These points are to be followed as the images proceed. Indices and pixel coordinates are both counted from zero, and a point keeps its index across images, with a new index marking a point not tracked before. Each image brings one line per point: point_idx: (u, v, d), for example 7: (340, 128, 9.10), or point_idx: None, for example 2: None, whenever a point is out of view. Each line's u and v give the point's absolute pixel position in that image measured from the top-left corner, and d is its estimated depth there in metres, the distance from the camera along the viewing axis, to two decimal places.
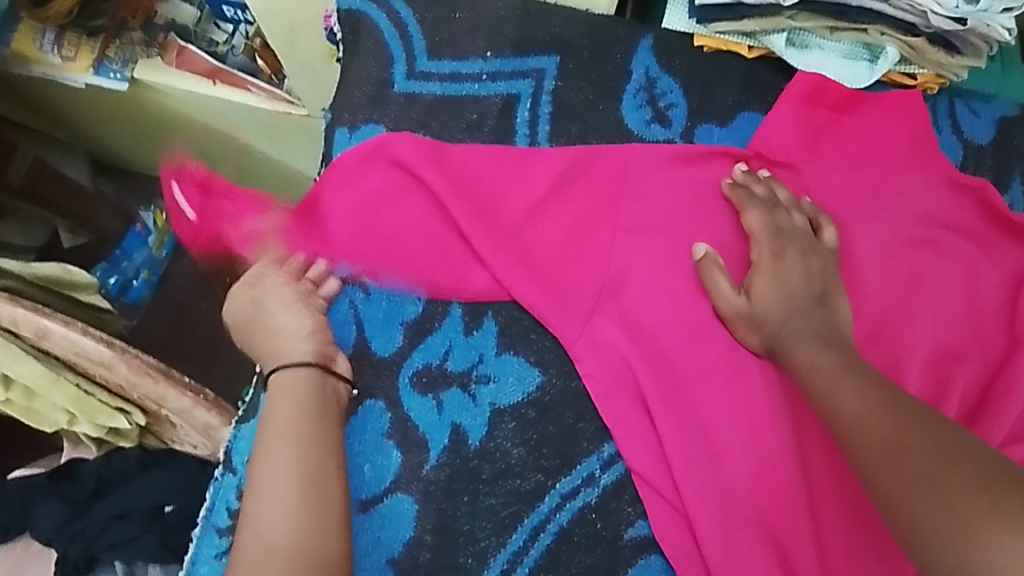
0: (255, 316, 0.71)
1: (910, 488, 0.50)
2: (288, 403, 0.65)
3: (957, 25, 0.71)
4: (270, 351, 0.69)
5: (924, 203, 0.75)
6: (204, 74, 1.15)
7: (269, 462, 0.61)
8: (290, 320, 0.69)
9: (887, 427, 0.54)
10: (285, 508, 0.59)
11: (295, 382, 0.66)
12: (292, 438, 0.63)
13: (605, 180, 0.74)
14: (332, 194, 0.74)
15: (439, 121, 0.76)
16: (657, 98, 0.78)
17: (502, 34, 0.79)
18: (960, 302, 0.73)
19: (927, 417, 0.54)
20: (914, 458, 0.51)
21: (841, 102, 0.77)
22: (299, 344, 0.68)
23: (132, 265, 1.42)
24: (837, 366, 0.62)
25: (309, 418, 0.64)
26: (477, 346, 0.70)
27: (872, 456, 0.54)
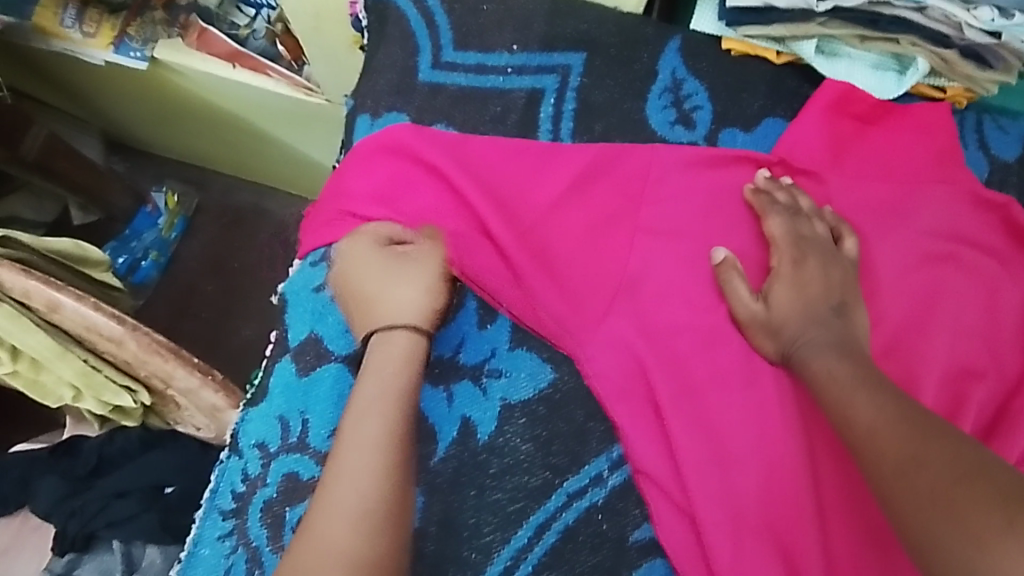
0: (371, 262, 0.66)
1: (923, 502, 0.49)
2: (379, 373, 0.60)
3: (991, 38, 0.70)
4: (378, 302, 0.64)
5: (947, 218, 0.74)
6: (224, 58, 1.13)
7: (350, 434, 0.57)
8: (407, 276, 0.65)
9: (902, 437, 0.54)
10: (367, 471, 0.55)
11: (398, 343, 0.62)
12: (381, 411, 0.58)
13: (627, 179, 0.73)
14: (344, 181, 0.73)
15: (463, 112, 0.76)
16: (683, 100, 0.78)
17: (530, 28, 0.78)
18: (979, 319, 0.72)
19: (943, 431, 0.53)
20: (929, 472, 0.50)
21: (868, 112, 0.76)
22: (418, 303, 0.64)
23: (141, 245, 1.42)
24: (854, 374, 0.61)
25: (400, 393, 0.59)
26: (491, 340, 0.70)
27: (885, 469, 0.53)
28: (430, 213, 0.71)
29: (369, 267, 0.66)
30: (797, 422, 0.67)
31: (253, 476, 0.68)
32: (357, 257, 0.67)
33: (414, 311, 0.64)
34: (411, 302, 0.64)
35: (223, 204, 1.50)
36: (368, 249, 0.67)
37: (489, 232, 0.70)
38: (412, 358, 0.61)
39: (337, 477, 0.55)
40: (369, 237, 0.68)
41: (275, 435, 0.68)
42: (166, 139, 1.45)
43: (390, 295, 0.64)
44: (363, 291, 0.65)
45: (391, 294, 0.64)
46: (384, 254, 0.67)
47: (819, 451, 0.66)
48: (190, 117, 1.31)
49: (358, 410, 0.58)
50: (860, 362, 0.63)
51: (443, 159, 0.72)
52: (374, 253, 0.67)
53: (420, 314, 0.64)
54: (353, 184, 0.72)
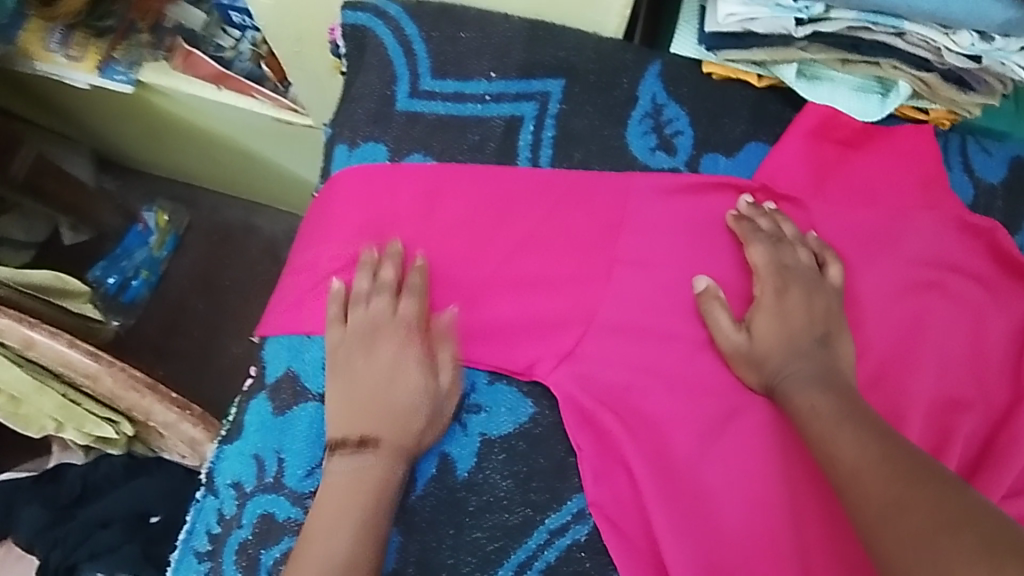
0: (386, 349, 0.66)
1: (906, 549, 0.48)
2: (393, 373, 0.65)
3: (971, 62, 0.69)
4: (377, 406, 0.64)
5: (932, 246, 0.73)
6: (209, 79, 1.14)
7: (319, 537, 0.60)
8: (410, 389, 0.65)
9: (889, 483, 0.53)
10: (373, 474, 0.62)
11: (378, 460, 0.63)
12: (397, 400, 0.64)
13: (606, 207, 0.73)
14: (300, 246, 0.75)
15: (441, 141, 0.75)
16: (663, 126, 0.77)
17: (508, 55, 0.77)
18: (965, 349, 0.71)
19: (931, 472, 0.52)
20: (913, 515, 0.49)
21: (850, 137, 0.76)
22: (418, 425, 0.64)
23: (131, 264, 1.41)
24: (840, 410, 0.61)
25: (377, 502, 0.62)
26: (470, 374, 0.69)
27: (870, 514, 0.52)
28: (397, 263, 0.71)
29: (377, 358, 0.66)
30: (780, 456, 0.66)
31: (229, 516, 0.67)
32: (371, 330, 0.66)
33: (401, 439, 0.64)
34: (411, 422, 0.64)
35: (212, 222, 1.49)
36: (392, 352, 0.66)
37: (467, 264, 0.71)
38: (386, 474, 0.63)
39: (337, 480, 0.63)
40: (391, 319, 0.67)
41: (250, 474, 0.66)
42: (155, 158, 1.44)
43: (392, 408, 0.64)
44: (359, 387, 0.65)
45: (390, 408, 0.64)
46: (391, 348, 0.66)
47: (801, 487, 0.66)
48: (177, 137, 1.31)
49: (328, 513, 0.61)
50: (844, 395, 0.62)
51: (414, 193, 0.73)
52: (385, 338, 0.66)
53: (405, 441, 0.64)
54: (308, 245, 0.74)
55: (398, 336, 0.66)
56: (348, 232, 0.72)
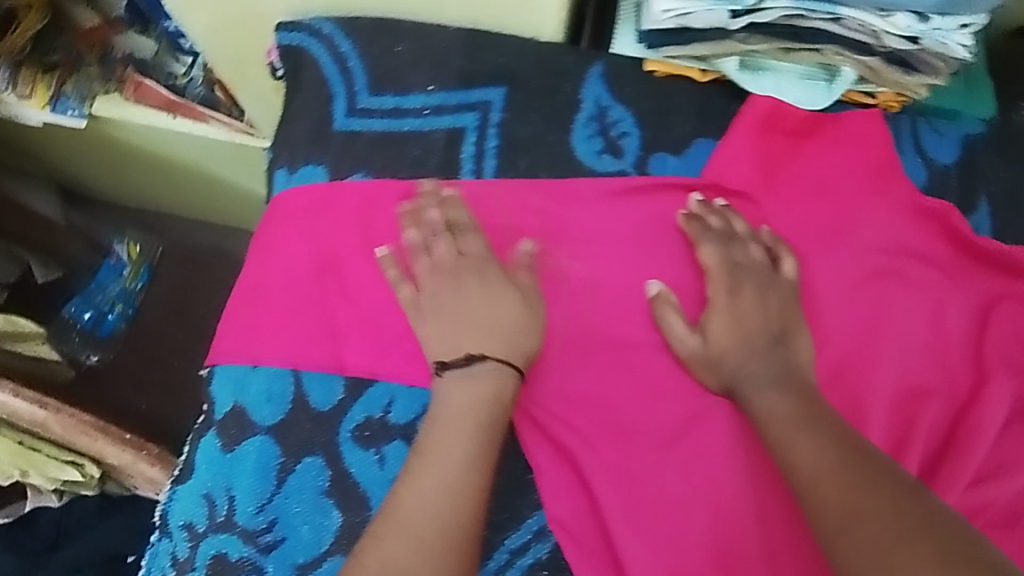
0: (474, 277, 0.66)
1: (868, 558, 0.49)
2: (470, 303, 0.65)
3: (910, 44, 0.68)
4: (480, 330, 0.64)
5: (886, 234, 0.72)
6: (162, 106, 1.12)
7: (428, 459, 0.59)
8: (505, 311, 0.65)
9: (851, 487, 0.54)
10: (466, 437, 0.60)
11: (484, 381, 0.63)
12: (488, 337, 0.64)
13: (553, 215, 0.72)
14: (241, 280, 0.73)
15: (381, 158, 0.72)
16: (609, 128, 0.74)
17: (446, 66, 0.74)
18: (925, 336, 0.70)
19: (887, 479, 0.54)
20: (873, 523, 0.51)
21: (799, 126, 0.74)
22: (521, 343, 0.65)
23: (106, 298, 1.38)
24: (802, 413, 0.61)
25: (488, 415, 0.61)
26: (422, 396, 0.66)
27: (827, 522, 0.53)
28: (351, 285, 0.69)
29: (487, 287, 0.66)
30: (741, 459, 0.65)
31: (182, 560, 0.64)
32: (452, 270, 0.67)
33: (522, 349, 0.65)
34: (511, 342, 0.65)
35: (185, 247, 1.45)
36: (459, 288, 0.66)
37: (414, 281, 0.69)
38: (492, 400, 0.62)
39: (433, 440, 0.60)
40: (475, 252, 0.68)
41: (201, 515, 0.64)
42: (119, 189, 1.42)
43: (492, 332, 0.65)
44: (460, 317, 0.65)
45: (495, 329, 0.65)
46: (470, 280, 0.66)
47: (763, 488, 0.65)
48: (136, 167, 1.29)
49: (440, 430, 0.60)
50: (805, 397, 0.63)
51: (353, 214, 0.71)
52: (468, 278, 0.66)
53: (520, 346, 0.65)
54: (247, 279, 0.72)
55: (472, 265, 0.67)
56: (287, 263, 0.71)
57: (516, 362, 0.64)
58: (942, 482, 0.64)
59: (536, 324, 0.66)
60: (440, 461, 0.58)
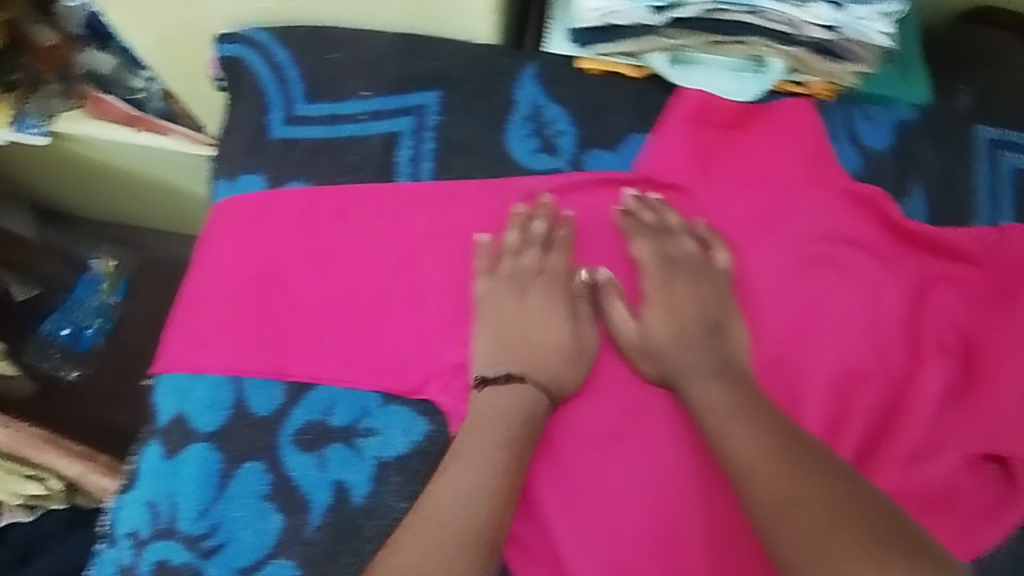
0: (540, 291, 0.70)
1: (802, 542, 0.52)
2: (517, 317, 0.68)
3: (830, 33, 0.69)
4: (521, 346, 0.67)
5: (823, 219, 0.72)
6: (125, 121, 1.10)
7: (459, 469, 0.61)
8: (553, 329, 0.68)
9: (789, 476, 0.56)
10: (493, 449, 0.62)
11: (527, 400, 0.65)
12: (525, 354, 0.67)
13: (490, 214, 0.72)
14: (184, 291, 0.74)
15: (320, 165, 0.73)
16: (545, 127, 0.75)
17: (381, 72, 0.75)
18: (866, 322, 0.69)
19: (823, 465, 0.56)
20: (808, 512, 0.53)
21: (731, 119, 0.75)
22: (559, 366, 0.67)
23: (83, 314, 1.34)
24: (742, 403, 0.62)
25: (519, 427, 0.64)
26: (363, 399, 0.67)
27: (765, 511, 0.55)
28: (292, 292, 0.70)
29: (528, 304, 0.69)
30: (678, 450, 0.66)
31: (127, 568, 0.65)
32: (520, 279, 0.69)
33: (552, 367, 0.67)
34: (553, 362, 0.67)
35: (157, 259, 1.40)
36: (511, 299, 0.69)
37: (354, 285, 0.70)
38: (528, 417, 0.65)
39: (466, 449, 0.63)
40: (540, 263, 0.70)
41: (145, 523, 0.65)
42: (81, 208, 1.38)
43: (539, 350, 0.67)
44: (509, 331, 0.68)
45: (530, 346, 0.68)
46: (528, 293, 0.69)
47: (701, 477, 0.65)
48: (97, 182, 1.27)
49: (473, 439, 0.63)
50: (741, 389, 0.64)
51: (288, 222, 0.71)
52: (526, 290, 0.69)
53: (555, 369, 0.67)
54: (190, 289, 0.73)
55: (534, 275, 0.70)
56: (226, 273, 0.71)
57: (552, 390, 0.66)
58: (875, 463, 0.65)
59: (575, 347, 0.68)
60: (468, 465, 0.61)
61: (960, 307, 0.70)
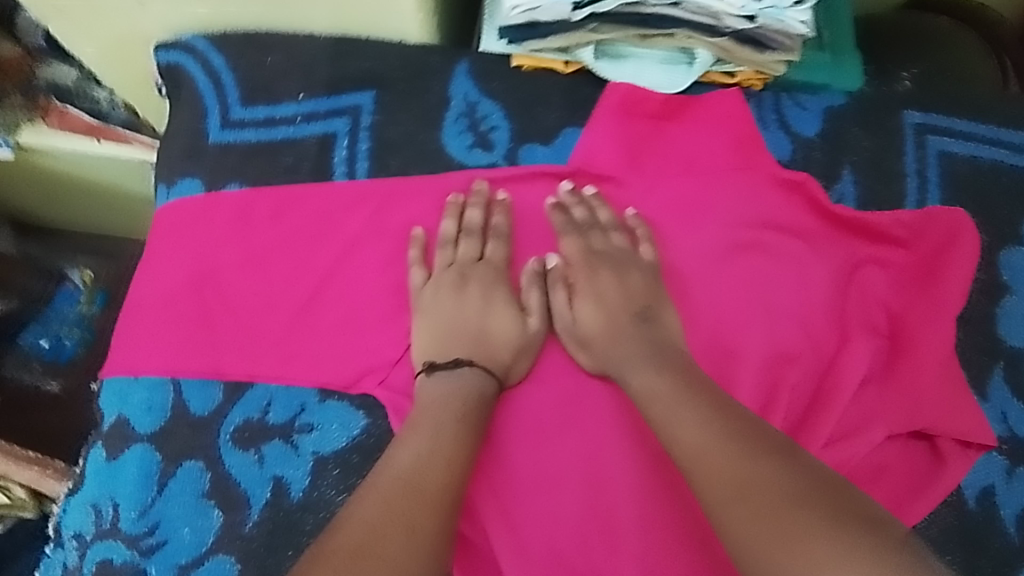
0: (480, 278, 0.70)
1: (762, 522, 0.49)
2: (457, 305, 0.68)
3: (748, 22, 0.70)
4: (464, 333, 0.68)
5: (752, 205, 0.72)
6: (85, 131, 1.02)
7: (408, 447, 0.61)
8: (496, 314, 0.69)
9: (735, 456, 0.54)
10: (449, 422, 0.62)
11: (472, 383, 0.65)
12: (469, 340, 0.67)
13: (423, 209, 0.73)
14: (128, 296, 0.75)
15: (255, 167, 0.74)
16: (479, 123, 0.76)
17: (314, 74, 0.76)
18: (795, 305, 0.70)
19: (768, 442, 0.55)
20: (766, 497, 0.50)
21: (660, 109, 0.76)
22: (502, 349, 0.67)
23: (62, 325, 1.16)
24: (683, 388, 0.61)
25: (470, 405, 0.64)
26: (300, 395, 0.68)
27: (717, 494, 0.53)
28: (230, 292, 0.71)
29: (467, 294, 0.69)
30: (610, 435, 0.66)
31: (72, 569, 0.66)
32: (462, 271, 0.70)
33: (496, 351, 0.67)
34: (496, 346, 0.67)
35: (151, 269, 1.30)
36: (450, 291, 0.69)
37: (290, 284, 0.71)
38: (477, 396, 0.65)
39: (417, 426, 0.62)
40: (481, 257, 0.71)
41: (88, 524, 0.66)
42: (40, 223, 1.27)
43: (486, 336, 0.68)
44: (450, 322, 0.68)
45: (473, 334, 0.68)
46: (469, 281, 0.70)
47: (633, 462, 0.65)
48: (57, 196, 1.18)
49: (423, 416, 0.63)
50: (678, 373, 0.63)
51: (224, 224, 0.73)
52: (468, 280, 0.70)
53: (499, 352, 0.67)
54: (133, 294, 0.74)
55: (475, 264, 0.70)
56: (164, 277, 0.73)
57: (496, 370, 0.66)
58: (802, 442, 0.66)
59: (520, 329, 0.68)
60: (421, 456, 0.59)
61: (884, 287, 0.72)
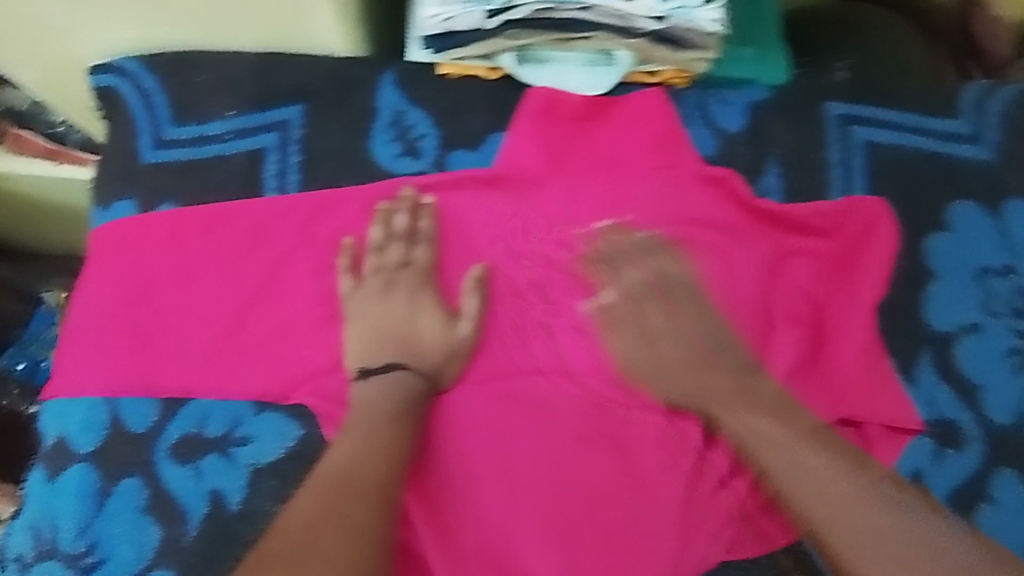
0: (407, 282, 0.71)
1: (848, 501, 0.59)
2: (383, 310, 0.70)
3: (660, 23, 0.71)
4: (391, 336, 0.69)
5: (676, 202, 0.73)
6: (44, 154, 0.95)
7: (342, 446, 0.64)
8: (422, 320, 0.70)
9: (861, 502, 0.59)
10: (380, 422, 0.65)
11: (400, 386, 0.67)
12: (392, 346, 0.69)
13: (353, 219, 0.74)
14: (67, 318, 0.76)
15: (187, 185, 0.76)
16: (408, 131, 0.77)
17: (242, 91, 0.77)
18: (720, 297, 0.71)
19: (819, 428, 0.65)
20: (843, 480, 0.61)
21: (582, 111, 0.77)
22: (428, 349, 0.69)
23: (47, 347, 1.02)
24: (789, 434, 0.64)
25: (397, 407, 0.66)
26: (236, 408, 0.69)
27: (785, 474, 0.62)
28: (165, 309, 0.72)
29: (393, 300, 0.70)
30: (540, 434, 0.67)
31: None
32: (389, 278, 0.71)
33: (426, 354, 0.69)
34: (423, 347, 0.69)
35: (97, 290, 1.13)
36: (377, 296, 0.71)
37: (224, 299, 0.72)
38: (405, 399, 0.66)
39: (353, 426, 0.65)
40: (409, 263, 0.72)
41: (29, 545, 0.67)
42: None
43: (413, 339, 0.69)
44: (377, 330, 0.70)
45: (399, 338, 0.69)
46: (397, 288, 0.71)
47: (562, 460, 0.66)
48: None
49: (355, 419, 0.65)
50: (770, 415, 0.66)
51: (158, 243, 0.74)
52: (396, 288, 0.71)
53: (425, 353, 0.69)
54: (70, 316, 0.75)
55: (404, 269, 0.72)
56: (101, 297, 0.73)
57: (425, 371, 0.68)
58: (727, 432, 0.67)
59: (447, 335, 0.70)
60: (354, 453, 0.63)
61: (808, 276, 0.73)
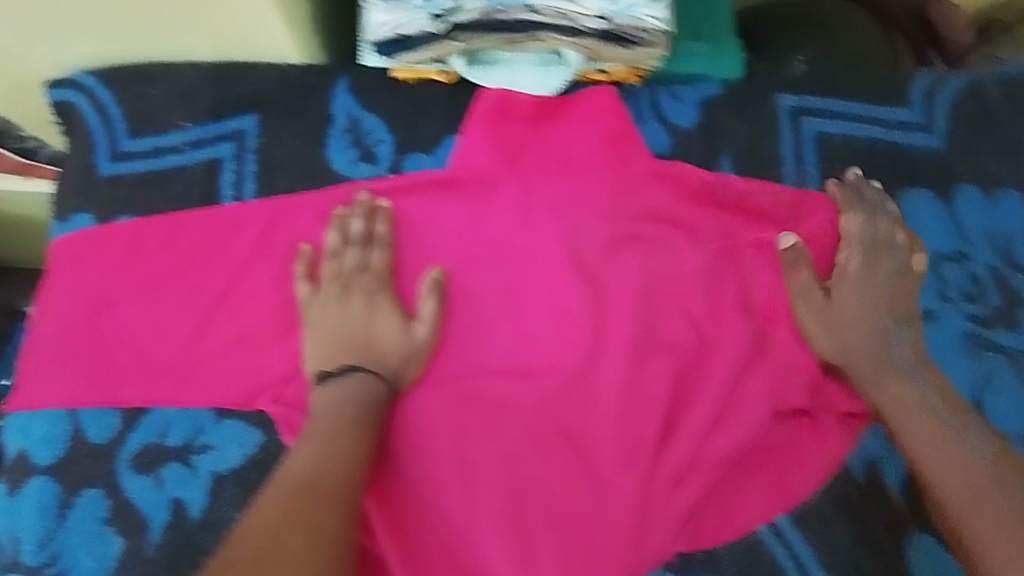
0: (364, 285, 0.70)
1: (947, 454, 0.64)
2: (342, 314, 0.68)
3: (604, 22, 0.71)
4: (351, 341, 0.68)
5: (630, 199, 0.74)
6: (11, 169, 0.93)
7: (303, 451, 0.61)
8: (381, 323, 0.68)
9: (957, 453, 0.63)
10: (341, 425, 0.63)
11: (363, 390, 0.65)
12: (352, 349, 0.67)
13: (309, 225, 0.74)
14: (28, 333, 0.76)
15: (145, 198, 0.76)
16: (364, 138, 0.77)
17: (196, 102, 0.78)
18: (674, 292, 0.72)
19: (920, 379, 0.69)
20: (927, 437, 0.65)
21: (534, 112, 0.77)
22: (388, 354, 0.68)
23: None
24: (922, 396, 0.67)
25: (358, 409, 0.64)
26: (197, 417, 0.69)
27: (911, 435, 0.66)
28: (124, 321, 0.72)
29: (351, 307, 0.68)
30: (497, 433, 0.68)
31: None
32: (344, 282, 0.69)
33: (384, 358, 0.68)
34: (384, 351, 0.68)
35: None
36: (335, 301, 0.69)
37: (183, 309, 0.72)
38: (366, 403, 0.65)
39: (314, 431, 0.63)
40: (365, 267, 0.71)
41: None
42: None
43: (373, 343, 0.68)
44: (334, 334, 0.68)
45: (357, 342, 0.68)
46: (354, 291, 0.69)
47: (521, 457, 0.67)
48: None
49: (315, 424, 0.63)
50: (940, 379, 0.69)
51: (117, 255, 0.74)
52: (352, 291, 0.69)
53: (386, 358, 0.68)
54: (30, 331, 0.75)
55: (360, 271, 0.70)
56: (59, 310, 0.73)
57: (383, 374, 0.67)
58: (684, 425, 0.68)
59: (405, 336, 0.69)
60: (314, 459, 0.60)
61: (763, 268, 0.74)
